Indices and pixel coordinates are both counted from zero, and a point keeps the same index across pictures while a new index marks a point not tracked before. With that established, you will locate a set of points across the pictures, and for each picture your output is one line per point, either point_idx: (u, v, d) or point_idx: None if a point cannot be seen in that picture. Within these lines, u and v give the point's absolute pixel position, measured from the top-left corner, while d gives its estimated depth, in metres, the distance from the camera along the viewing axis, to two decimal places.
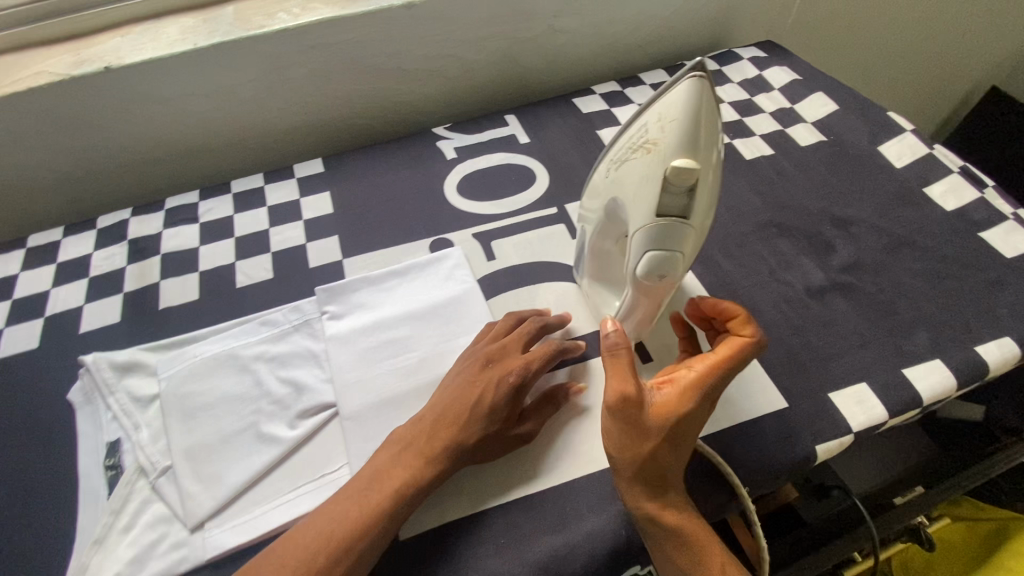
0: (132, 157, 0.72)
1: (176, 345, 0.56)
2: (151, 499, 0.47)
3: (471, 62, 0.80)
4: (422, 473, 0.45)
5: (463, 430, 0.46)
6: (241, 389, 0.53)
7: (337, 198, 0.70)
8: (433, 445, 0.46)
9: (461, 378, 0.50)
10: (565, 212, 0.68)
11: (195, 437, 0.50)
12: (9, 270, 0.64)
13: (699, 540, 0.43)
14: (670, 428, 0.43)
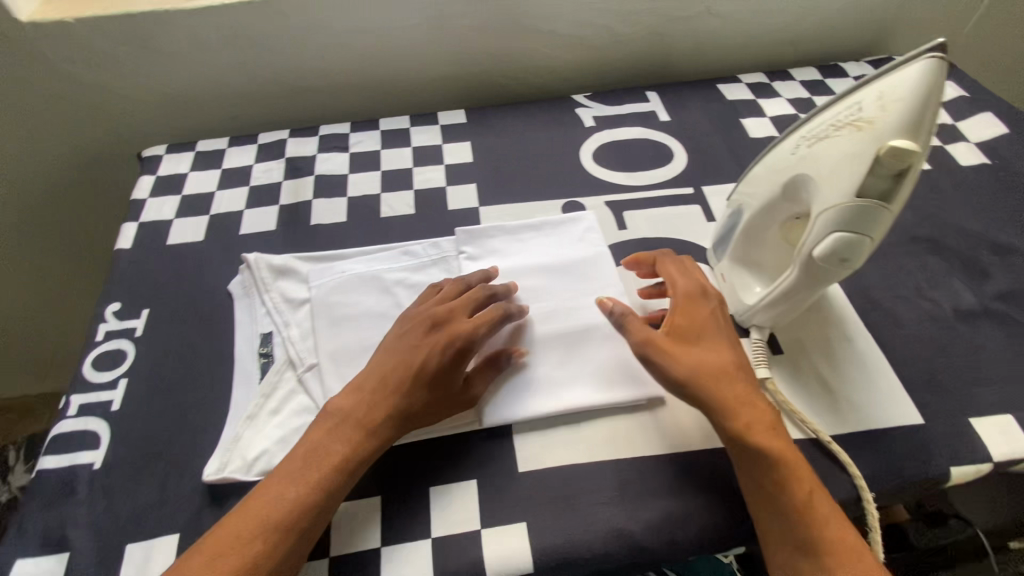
0: (293, 82, 0.77)
1: (326, 258, 0.60)
2: (298, 390, 0.51)
3: (622, 35, 0.80)
4: (351, 452, 0.44)
5: (409, 396, 0.46)
6: (383, 308, 0.56)
7: (476, 148, 0.73)
8: (354, 425, 0.45)
9: (395, 352, 0.49)
10: (701, 194, 0.67)
11: (340, 343, 0.53)
12: (181, 169, 0.70)
13: (787, 457, 0.43)
14: (696, 346, 0.47)
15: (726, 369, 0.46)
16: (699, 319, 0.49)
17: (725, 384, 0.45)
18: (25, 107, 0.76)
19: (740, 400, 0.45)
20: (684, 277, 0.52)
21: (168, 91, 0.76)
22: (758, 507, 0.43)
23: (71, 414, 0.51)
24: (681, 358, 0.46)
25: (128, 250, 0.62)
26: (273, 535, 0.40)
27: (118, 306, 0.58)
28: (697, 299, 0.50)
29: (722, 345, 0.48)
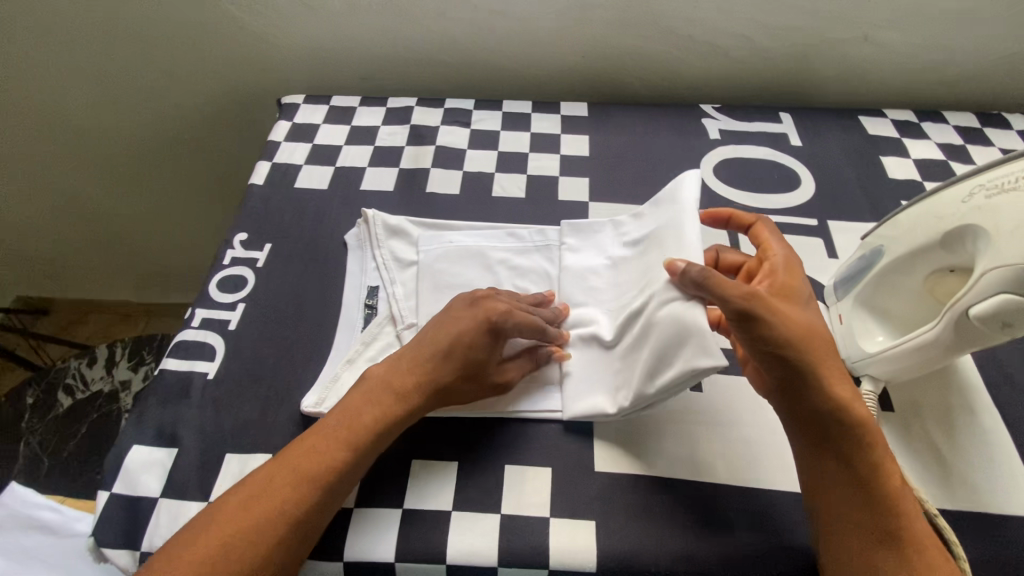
0: (427, 53, 0.79)
1: (436, 226, 0.61)
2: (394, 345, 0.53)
3: (764, 50, 0.76)
4: (380, 414, 0.45)
5: (446, 364, 0.47)
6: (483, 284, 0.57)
7: (594, 143, 0.72)
8: (385, 389, 0.46)
9: (436, 327, 0.49)
10: (825, 227, 0.64)
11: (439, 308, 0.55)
12: (315, 119, 0.75)
13: (880, 444, 0.41)
14: (802, 311, 0.43)
15: (832, 343, 0.43)
16: (801, 288, 0.45)
17: (830, 356, 0.42)
18: (189, 41, 0.83)
19: (842, 375, 0.42)
20: (781, 246, 0.48)
21: (315, 46, 0.81)
22: (847, 494, 0.40)
23: (194, 324, 0.55)
24: (794, 319, 0.41)
25: (259, 186, 0.67)
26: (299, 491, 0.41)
27: (244, 236, 0.62)
28: (795, 267, 0.46)
29: (819, 315, 0.44)
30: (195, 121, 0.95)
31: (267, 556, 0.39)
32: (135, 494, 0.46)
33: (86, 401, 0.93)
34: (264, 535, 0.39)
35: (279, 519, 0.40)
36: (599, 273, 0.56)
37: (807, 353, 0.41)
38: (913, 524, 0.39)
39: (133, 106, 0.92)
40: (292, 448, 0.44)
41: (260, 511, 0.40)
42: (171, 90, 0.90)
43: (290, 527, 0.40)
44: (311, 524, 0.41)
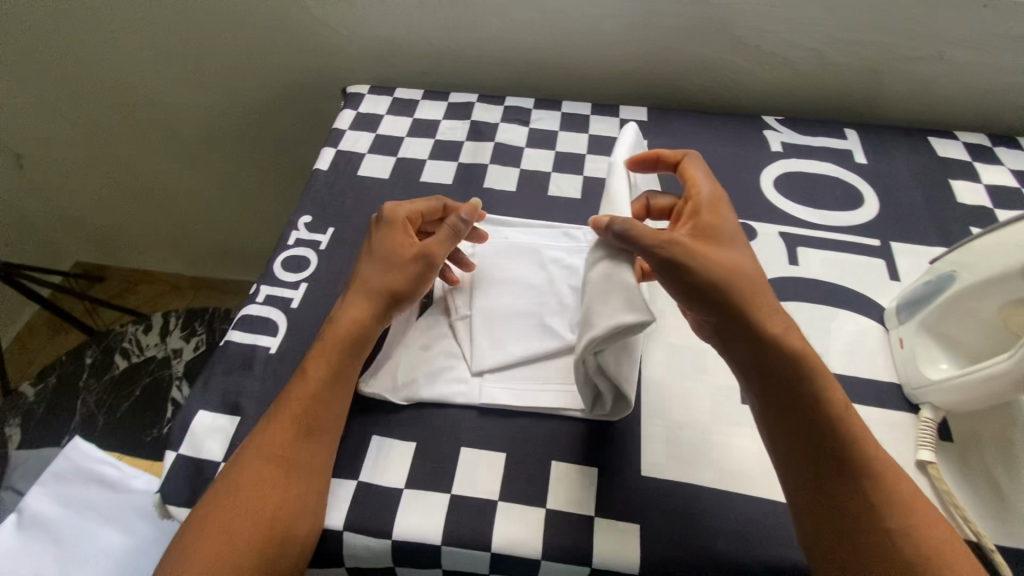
0: (490, 50, 0.80)
1: (493, 224, 0.63)
2: (448, 335, 0.55)
3: (832, 64, 0.75)
4: (342, 338, 0.50)
5: (399, 278, 0.51)
6: (534, 277, 0.58)
7: (652, 149, 0.72)
8: (349, 320, 0.51)
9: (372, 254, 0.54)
10: (888, 249, 0.62)
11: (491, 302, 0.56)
12: (378, 110, 0.77)
13: (814, 376, 0.43)
14: (725, 250, 0.45)
15: (759, 277, 0.45)
16: (723, 224, 0.47)
17: (757, 292, 0.44)
18: (261, 28, 0.86)
19: (767, 306, 0.44)
20: (705, 183, 0.49)
21: (382, 38, 0.83)
22: (798, 432, 0.42)
23: (258, 300, 0.58)
24: (716, 261, 0.44)
25: (324, 172, 0.69)
26: (291, 432, 0.46)
27: (308, 219, 0.65)
28: (719, 205, 0.48)
29: (745, 253, 0.46)
30: (260, 104, 0.99)
31: (284, 495, 0.43)
32: (199, 457, 0.48)
33: (139, 365, 0.97)
34: (271, 478, 0.44)
35: (278, 460, 0.45)
36: None
37: (728, 292, 0.43)
38: (871, 452, 0.41)
39: (206, 86, 0.97)
40: (279, 401, 0.48)
41: (262, 457, 0.45)
42: (240, 73, 0.94)
43: (289, 464, 0.45)
44: (309, 458, 0.45)
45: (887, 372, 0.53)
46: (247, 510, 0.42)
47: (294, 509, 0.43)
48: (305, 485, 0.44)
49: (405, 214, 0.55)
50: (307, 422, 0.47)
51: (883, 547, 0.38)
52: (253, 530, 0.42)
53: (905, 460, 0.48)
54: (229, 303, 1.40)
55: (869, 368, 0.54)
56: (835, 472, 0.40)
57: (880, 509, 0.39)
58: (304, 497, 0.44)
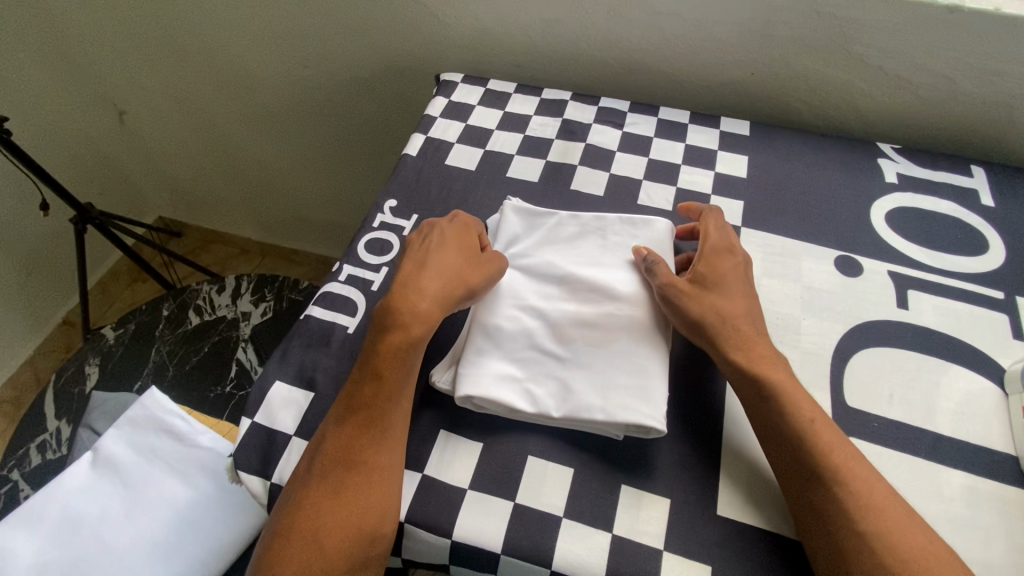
0: (589, 49, 0.78)
1: (543, 228, 0.59)
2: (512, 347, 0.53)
3: (965, 94, 0.68)
4: (409, 338, 0.48)
5: (474, 274, 0.53)
6: (586, 288, 0.54)
7: (753, 166, 0.68)
8: (416, 318, 0.49)
9: (441, 246, 0.54)
10: (1013, 304, 0.56)
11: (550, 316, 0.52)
12: (470, 100, 0.76)
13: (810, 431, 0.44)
14: (720, 293, 0.51)
15: (745, 308, 0.51)
16: (721, 263, 0.53)
17: (728, 316, 0.50)
18: (359, 8, 0.87)
19: (739, 323, 0.49)
20: (717, 233, 0.56)
21: (481, 28, 0.82)
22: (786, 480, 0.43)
23: (341, 279, 0.58)
24: (694, 297, 0.50)
25: (412, 157, 0.69)
26: (363, 434, 0.45)
27: (394, 203, 0.65)
28: (724, 255, 0.54)
29: (741, 295, 0.51)
30: (346, 83, 1.01)
31: (365, 498, 0.43)
32: (272, 428, 0.49)
33: (209, 323, 1.01)
34: (351, 481, 0.43)
35: (355, 463, 0.44)
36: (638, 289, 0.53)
37: (705, 316, 0.50)
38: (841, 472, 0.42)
39: (298, 62, 1.00)
40: (345, 400, 0.47)
41: (340, 461, 0.44)
42: (333, 50, 0.96)
43: (366, 467, 0.44)
44: (383, 460, 0.45)
45: (1005, 441, 0.48)
46: (332, 513, 0.42)
47: (377, 513, 0.43)
48: (384, 489, 0.44)
49: (473, 230, 0.57)
50: (379, 422, 0.46)
51: (851, 549, 0.39)
52: (340, 533, 0.42)
53: (1016, 538, 0.43)
54: (293, 272, 1.45)
55: (984, 434, 0.48)
56: (805, 482, 0.42)
57: (850, 513, 0.40)
58: (385, 498, 0.43)
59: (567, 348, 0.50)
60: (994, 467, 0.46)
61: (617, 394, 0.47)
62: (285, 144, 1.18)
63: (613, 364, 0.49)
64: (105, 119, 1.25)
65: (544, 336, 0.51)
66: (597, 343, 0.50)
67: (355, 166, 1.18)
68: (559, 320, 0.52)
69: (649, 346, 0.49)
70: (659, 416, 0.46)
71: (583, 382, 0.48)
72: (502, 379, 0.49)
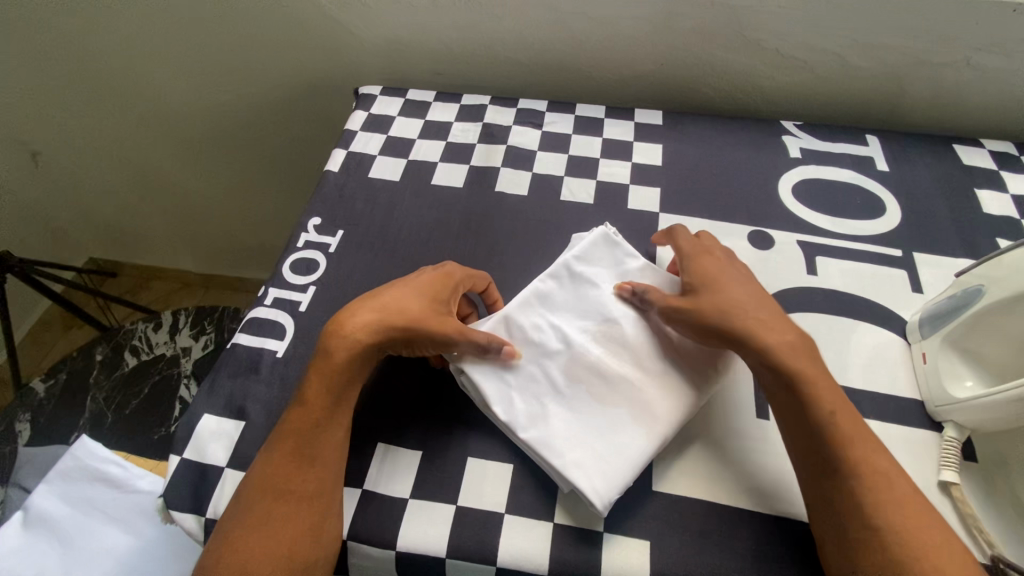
0: (505, 52, 0.80)
1: (600, 267, 0.55)
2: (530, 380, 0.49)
3: (855, 69, 0.73)
4: (331, 368, 0.46)
5: (421, 321, 0.48)
6: (612, 337, 0.50)
7: (668, 153, 0.71)
8: (343, 344, 0.47)
9: (412, 283, 0.51)
10: (911, 260, 0.60)
11: (580, 362, 0.49)
12: (390, 111, 0.76)
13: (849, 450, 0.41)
14: (727, 291, 0.48)
15: (753, 301, 0.48)
16: (745, 279, 0.50)
17: (760, 322, 0.46)
18: (275, 26, 0.86)
19: (773, 327, 0.46)
20: (688, 242, 0.54)
21: (396, 38, 0.82)
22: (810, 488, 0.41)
23: (267, 303, 0.57)
24: (695, 304, 0.48)
25: (335, 173, 0.68)
26: (291, 466, 0.44)
27: (318, 221, 0.64)
28: (710, 253, 0.52)
29: (745, 289, 0.49)
30: (268, 103, 0.99)
31: (289, 530, 0.42)
32: (204, 462, 0.47)
33: (148, 363, 0.97)
34: (276, 513, 0.42)
35: (281, 495, 0.43)
36: (647, 360, 0.49)
37: (701, 319, 0.47)
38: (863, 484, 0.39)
39: (216, 85, 0.98)
40: (278, 428, 0.46)
41: (266, 491, 0.43)
42: (250, 71, 0.94)
43: (291, 499, 0.43)
44: (311, 491, 0.43)
45: (911, 388, 0.51)
46: (252, 546, 0.41)
47: (301, 545, 0.42)
48: (309, 520, 0.42)
49: (461, 277, 0.53)
50: (308, 452, 0.44)
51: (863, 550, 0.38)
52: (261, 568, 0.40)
53: (926, 477, 0.46)
54: (238, 300, 1.42)
55: (891, 383, 0.51)
56: (803, 471, 0.42)
57: (870, 517, 0.38)
58: (310, 529, 0.42)
59: (591, 394, 0.48)
60: (900, 413, 0.50)
61: (610, 460, 0.44)
62: (213, 171, 1.15)
63: (594, 426, 0.46)
64: (16, 163, 1.13)
65: (569, 373, 0.49)
66: (598, 395, 0.48)
67: (287, 185, 1.16)
68: (586, 361, 0.49)
69: (636, 427, 0.46)
70: (603, 494, 0.43)
71: (587, 442, 0.46)
72: (525, 420, 0.47)
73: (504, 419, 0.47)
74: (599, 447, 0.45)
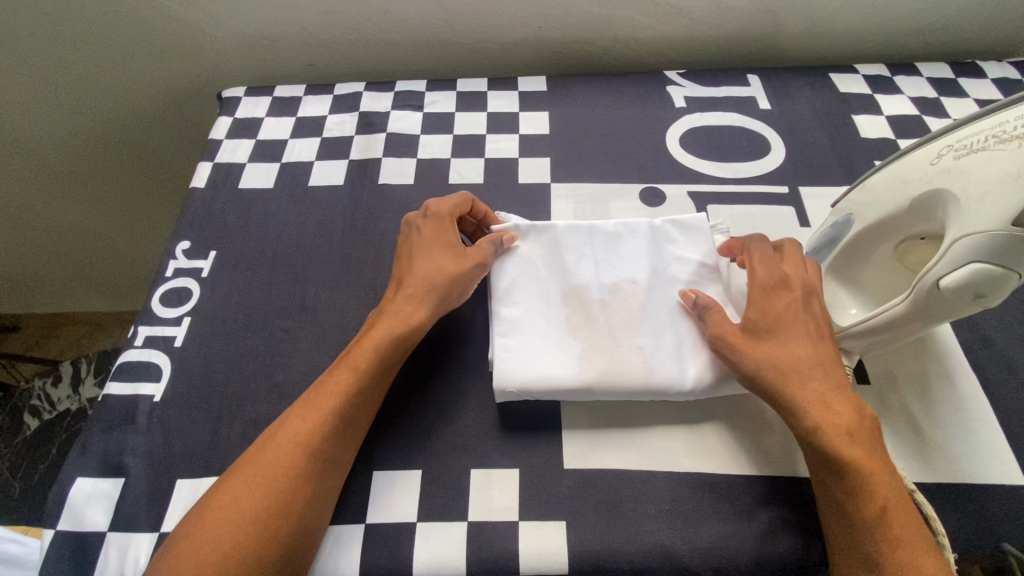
0: (376, 35, 0.75)
1: (664, 246, 0.53)
2: (530, 300, 0.51)
3: (728, 9, 0.72)
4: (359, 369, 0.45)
5: (456, 270, 0.50)
6: (620, 299, 0.50)
7: (555, 120, 0.69)
8: (403, 317, 0.48)
9: (423, 243, 0.52)
10: (797, 195, 0.61)
11: (598, 314, 0.50)
12: (257, 113, 0.70)
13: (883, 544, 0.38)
14: (779, 341, 0.44)
15: (812, 367, 0.43)
16: (813, 320, 0.45)
17: (814, 396, 0.42)
18: (117, 35, 0.77)
19: (832, 405, 0.41)
20: (764, 262, 0.47)
21: (254, 32, 0.75)
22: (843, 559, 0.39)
23: (138, 343, 0.52)
24: (747, 349, 0.44)
25: (201, 190, 0.63)
26: (325, 426, 0.43)
27: (187, 245, 0.59)
28: (783, 290, 0.46)
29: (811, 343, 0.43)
30: (129, 123, 0.89)
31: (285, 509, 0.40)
32: (83, 530, 0.43)
33: (53, 422, 0.90)
34: (298, 469, 0.41)
35: (302, 452, 0.42)
36: (636, 335, 0.48)
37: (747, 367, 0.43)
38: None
39: (59, 110, 0.85)
40: (280, 425, 0.43)
41: (286, 445, 0.42)
42: (102, 89, 0.84)
43: (311, 459, 0.42)
44: (332, 456, 0.43)
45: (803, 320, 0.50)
46: (257, 498, 0.40)
47: (307, 509, 0.41)
48: (320, 486, 0.42)
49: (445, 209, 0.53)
50: (347, 419, 0.44)
51: None
52: (263, 528, 0.39)
53: None
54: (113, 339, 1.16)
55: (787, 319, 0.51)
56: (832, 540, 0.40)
57: None
58: (319, 496, 0.42)
59: (592, 313, 0.50)
60: None
61: (537, 364, 0.47)
62: (70, 208, 0.99)
63: (551, 350, 0.48)
64: None
65: (564, 292, 0.51)
66: (582, 328, 0.49)
67: (167, 208, 1.05)
68: (588, 298, 0.50)
69: (577, 368, 0.47)
70: (510, 384, 0.46)
71: (535, 347, 0.48)
72: (511, 299, 0.51)
73: (497, 286, 0.51)
74: (542, 353, 0.48)
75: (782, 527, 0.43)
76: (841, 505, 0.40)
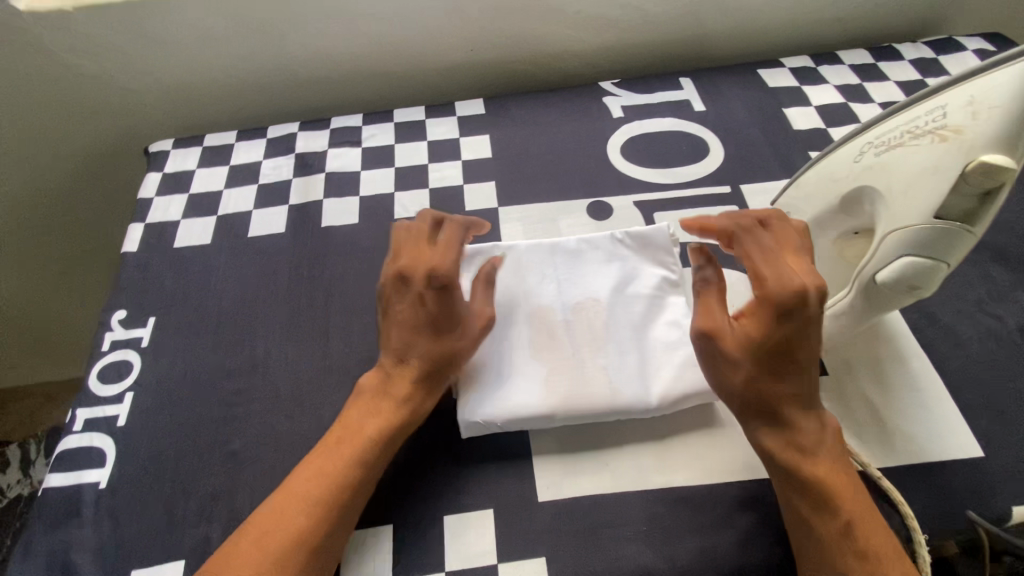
0: (306, 73, 0.73)
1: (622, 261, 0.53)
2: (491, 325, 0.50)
3: (652, 17, 0.73)
4: (363, 449, 0.43)
5: (467, 352, 0.46)
6: (581, 318, 0.50)
7: (496, 143, 0.68)
8: (406, 399, 0.45)
9: (430, 312, 0.45)
10: (739, 194, 0.62)
11: (560, 336, 0.49)
12: (188, 166, 0.68)
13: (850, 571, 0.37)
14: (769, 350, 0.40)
15: (799, 376, 0.40)
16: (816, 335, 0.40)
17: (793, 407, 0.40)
18: (32, 98, 0.74)
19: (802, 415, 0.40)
20: (767, 253, 0.41)
21: (177, 81, 0.73)
22: None
23: (77, 429, 0.49)
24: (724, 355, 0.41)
25: (134, 254, 0.60)
26: (332, 511, 0.40)
27: (123, 313, 0.56)
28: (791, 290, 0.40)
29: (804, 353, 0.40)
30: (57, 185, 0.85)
31: None
32: None
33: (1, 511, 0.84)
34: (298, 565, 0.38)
35: (304, 547, 0.39)
36: (599, 355, 0.48)
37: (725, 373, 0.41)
38: None
39: None
40: (267, 513, 0.40)
41: (280, 545, 0.38)
42: (23, 154, 0.80)
43: (312, 558, 0.39)
44: (332, 546, 0.40)
45: None
46: None
47: None
48: None
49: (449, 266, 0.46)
50: (353, 507, 0.41)
51: None
52: None
53: None
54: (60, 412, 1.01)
55: None
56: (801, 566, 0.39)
57: None
58: None
59: (556, 335, 0.49)
60: None
61: (501, 390, 0.46)
62: None
63: (515, 376, 0.47)
64: None
65: (526, 314, 0.50)
66: (546, 350, 0.48)
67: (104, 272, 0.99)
68: (550, 320, 0.50)
69: (542, 391, 0.46)
70: (474, 414, 0.45)
71: (499, 372, 0.47)
72: None
73: None
74: (505, 377, 0.47)
75: (759, 531, 0.43)
76: (801, 516, 0.39)
